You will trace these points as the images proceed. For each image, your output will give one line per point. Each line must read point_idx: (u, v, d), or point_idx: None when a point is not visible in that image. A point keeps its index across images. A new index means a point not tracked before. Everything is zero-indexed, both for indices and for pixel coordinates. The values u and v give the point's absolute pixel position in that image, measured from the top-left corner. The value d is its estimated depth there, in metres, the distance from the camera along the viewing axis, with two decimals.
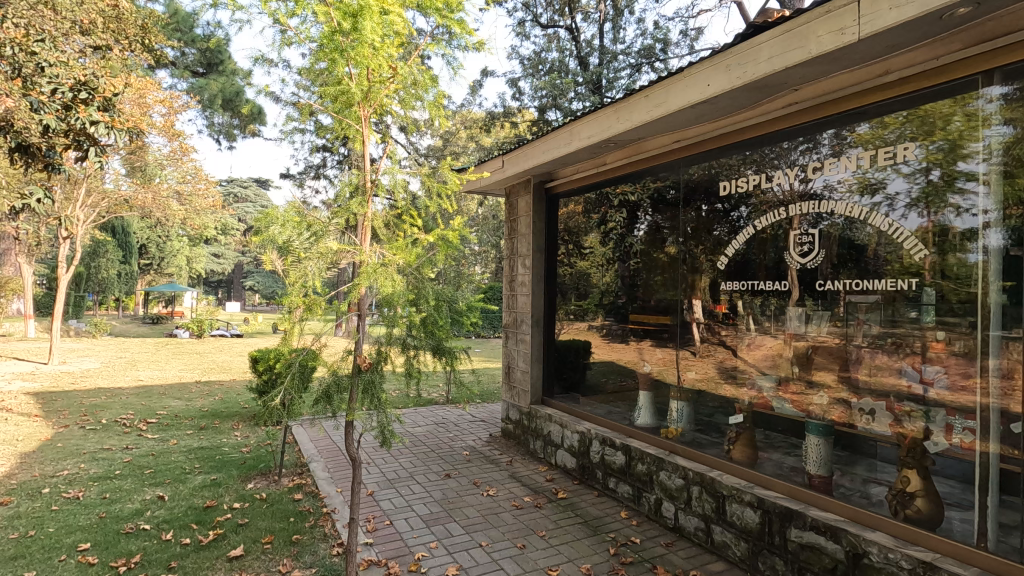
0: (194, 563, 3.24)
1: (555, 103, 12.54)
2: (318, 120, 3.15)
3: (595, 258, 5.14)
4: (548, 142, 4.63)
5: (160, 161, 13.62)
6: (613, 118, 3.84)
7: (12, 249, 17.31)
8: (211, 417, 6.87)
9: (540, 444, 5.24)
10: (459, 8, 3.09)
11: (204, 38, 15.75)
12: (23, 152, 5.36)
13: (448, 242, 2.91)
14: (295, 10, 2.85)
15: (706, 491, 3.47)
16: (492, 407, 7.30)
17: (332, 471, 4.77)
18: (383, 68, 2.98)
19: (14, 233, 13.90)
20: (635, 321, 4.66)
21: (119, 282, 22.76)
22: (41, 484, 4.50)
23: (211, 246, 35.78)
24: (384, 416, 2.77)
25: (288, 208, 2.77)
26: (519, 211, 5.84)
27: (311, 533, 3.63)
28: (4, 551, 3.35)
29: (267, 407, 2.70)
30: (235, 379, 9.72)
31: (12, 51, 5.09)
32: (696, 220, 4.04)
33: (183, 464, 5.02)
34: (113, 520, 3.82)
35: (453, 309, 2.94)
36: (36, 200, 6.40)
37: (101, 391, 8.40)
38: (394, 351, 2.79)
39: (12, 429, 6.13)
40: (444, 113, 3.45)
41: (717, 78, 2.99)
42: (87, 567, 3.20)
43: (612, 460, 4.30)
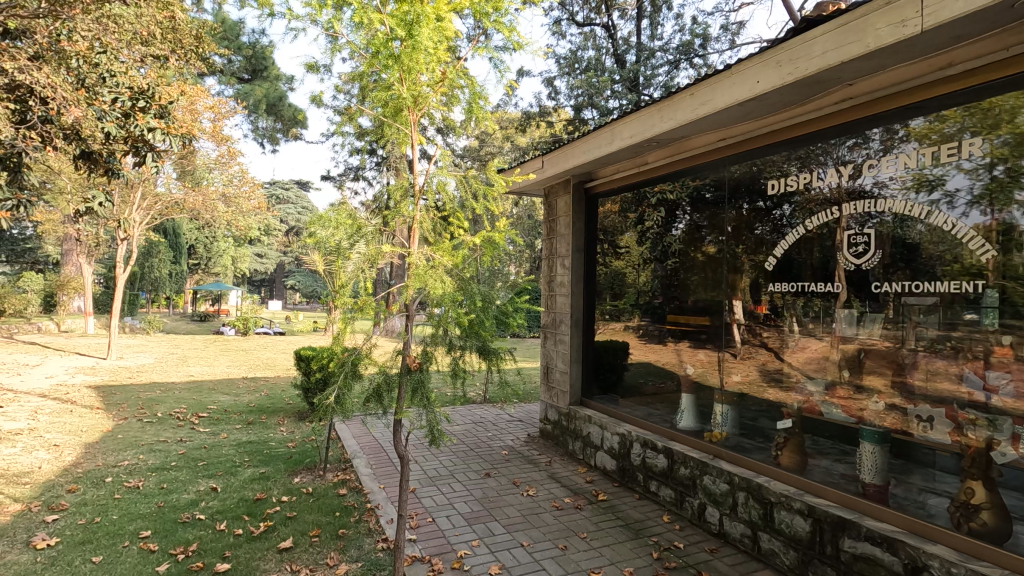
0: (246, 553, 3.37)
1: (591, 102, 12.47)
2: (359, 123, 3.22)
3: (631, 258, 5.10)
4: (589, 142, 4.60)
5: (208, 165, 14.27)
6: (656, 117, 3.78)
7: (75, 250, 18.36)
8: (258, 412, 7.12)
9: (579, 445, 5.22)
10: (507, 12, 3.11)
11: (250, 45, 16.35)
12: (86, 159, 5.75)
13: (493, 243, 2.94)
14: (349, 22, 2.94)
15: (753, 497, 3.39)
16: (530, 407, 7.31)
17: (374, 467, 4.87)
18: (432, 73, 3.03)
19: (76, 235, 14.72)
20: (673, 321, 4.61)
21: (170, 281, 23.81)
22: (104, 473, 4.75)
23: (255, 246, 36.98)
24: (433, 415, 2.82)
25: (339, 211, 2.85)
26: (558, 212, 5.80)
27: (356, 528, 3.72)
28: (74, 536, 3.55)
29: (320, 405, 2.75)
30: (279, 376, 10.02)
31: (77, 64, 5.48)
32: (737, 219, 3.95)
33: (233, 457, 5.22)
34: (171, 509, 4.00)
35: (498, 311, 2.97)
36: (99, 204, 6.78)
37: (156, 386, 8.81)
38: (440, 350, 2.83)
39: (77, 421, 6.49)
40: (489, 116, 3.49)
41: (767, 74, 2.92)
42: (149, 554, 3.36)
43: (654, 463, 4.24)
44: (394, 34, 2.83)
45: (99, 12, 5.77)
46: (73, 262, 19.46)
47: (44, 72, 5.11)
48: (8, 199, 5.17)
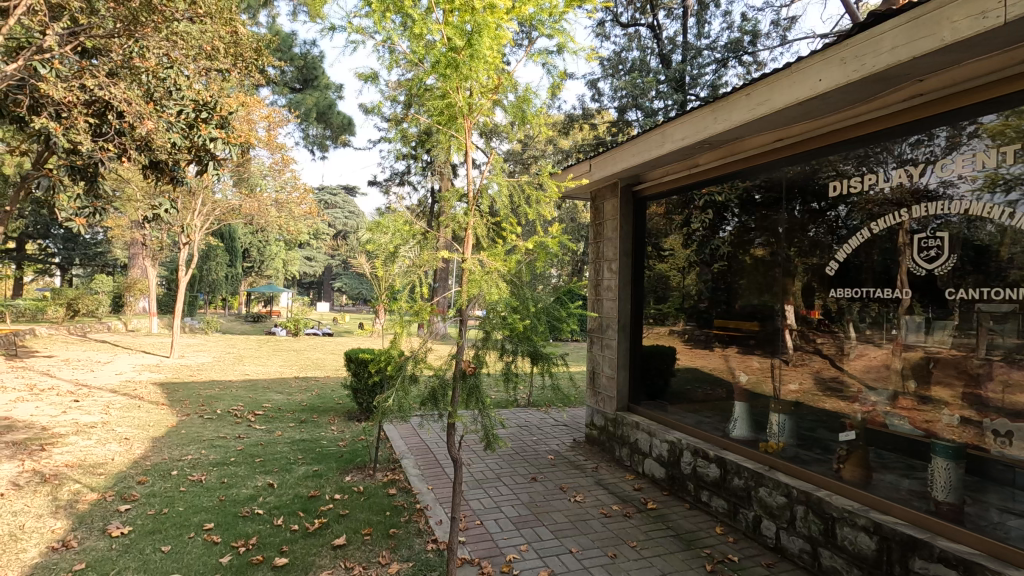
0: (303, 548, 3.48)
1: (635, 103, 12.32)
2: (405, 128, 3.29)
3: (676, 261, 5.02)
4: (638, 145, 4.53)
5: (262, 171, 14.88)
6: (710, 118, 3.69)
7: (141, 254, 19.53)
8: (310, 411, 7.36)
9: (626, 451, 5.13)
10: (563, 18, 3.10)
11: (301, 56, 16.98)
12: (154, 169, 6.15)
13: (547, 248, 2.94)
14: (405, 34, 3.03)
15: (813, 511, 3.26)
16: (576, 412, 7.26)
17: (422, 468, 4.94)
18: (490, 83, 3.09)
19: (143, 240, 15.60)
20: (722, 326, 4.50)
21: (227, 283, 24.88)
22: (171, 466, 5.01)
23: (304, 250, 38.21)
24: (488, 419, 2.85)
25: (398, 218, 2.93)
26: (605, 215, 5.70)
27: (406, 528, 3.78)
28: (144, 525, 3.76)
29: (379, 408, 2.81)
30: (330, 376, 10.34)
31: (147, 78, 5.81)
32: (789, 220, 3.83)
33: (287, 454, 5.40)
34: (232, 503, 4.17)
35: (552, 316, 2.96)
36: (165, 210, 7.19)
37: (215, 384, 9.22)
38: (492, 354, 2.86)
39: (145, 416, 6.87)
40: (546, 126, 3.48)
41: (831, 72, 2.81)
42: (212, 545, 3.51)
43: (705, 472, 4.13)
44: (453, 44, 2.88)
45: (167, 28, 5.96)
46: (140, 264, 20.61)
47: (120, 88, 5.48)
48: (83, 207, 5.62)
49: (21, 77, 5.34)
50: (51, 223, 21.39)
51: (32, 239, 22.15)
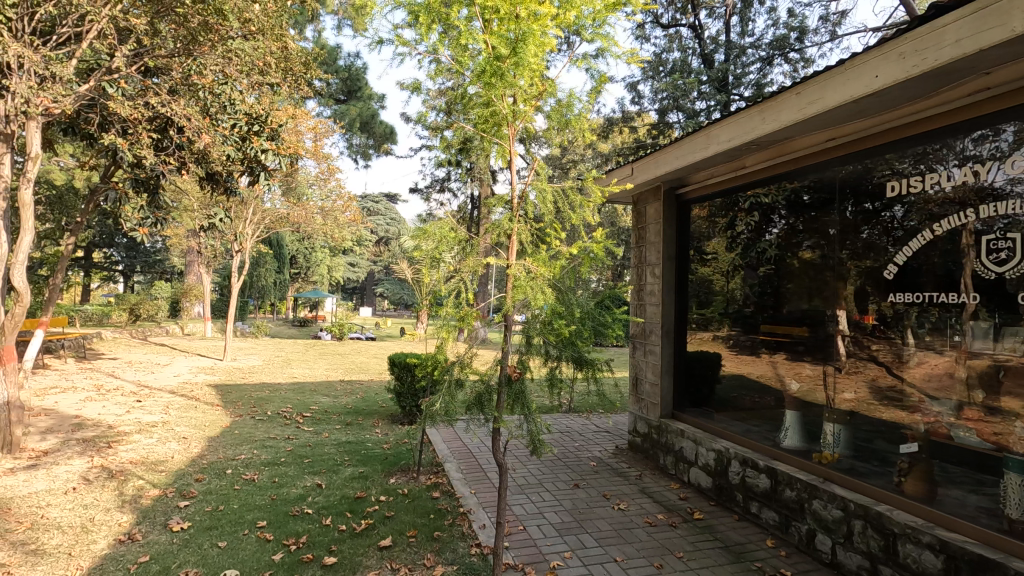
0: (351, 548, 3.56)
1: (677, 105, 12.14)
2: (444, 135, 3.36)
3: (719, 265, 4.91)
4: (682, 147, 4.45)
5: (308, 180, 15.38)
6: (758, 118, 3.60)
7: (196, 261, 20.49)
8: (355, 413, 7.53)
9: (671, 460, 5.03)
10: (606, 22, 3.09)
11: (345, 68, 17.49)
12: (211, 180, 6.64)
13: (592, 254, 2.91)
14: (449, 44, 3.08)
15: (872, 526, 3.11)
16: (618, 418, 7.16)
17: (465, 472, 4.98)
18: (535, 89, 3.12)
19: (198, 248, 16.37)
20: (769, 331, 4.37)
21: (275, 289, 25.79)
22: (225, 465, 5.22)
23: (348, 256, 39.22)
24: (534, 424, 2.86)
25: (444, 225, 2.97)
26: (648, 219, 5.59)
27: (450, 531, 3.82)
28: (202, 522, 3.93)
29: (426, 413, 2.86)
30: (374, 380, 10.56)
31: (205, 95, 6.19)
32: (841, 222, 3.69)
33: (334, 456, 5.54)
34: (283, 502, 4.31)
35: (597, 321, 2.94)
36: (219, 220, 7.53)
37: (265, 386, 9.57)
38: (536, 359, 2.87)
39: (201, 416, 7.18)
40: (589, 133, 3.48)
41: (888, 68, 2.70)
42: (265, 543, 3.64)
43: (755, 482, 4.00)
44: (498, 52, 2.90)
45: (223, 46, 6.07)
46: (195, 271, 21.59)
47: (180, 105, 5.73)
48: (146, 217, 6.22)
49: (92, 96, 5.70)
50: (115, 232, 22.72)
51: (98, 248, 23.57)
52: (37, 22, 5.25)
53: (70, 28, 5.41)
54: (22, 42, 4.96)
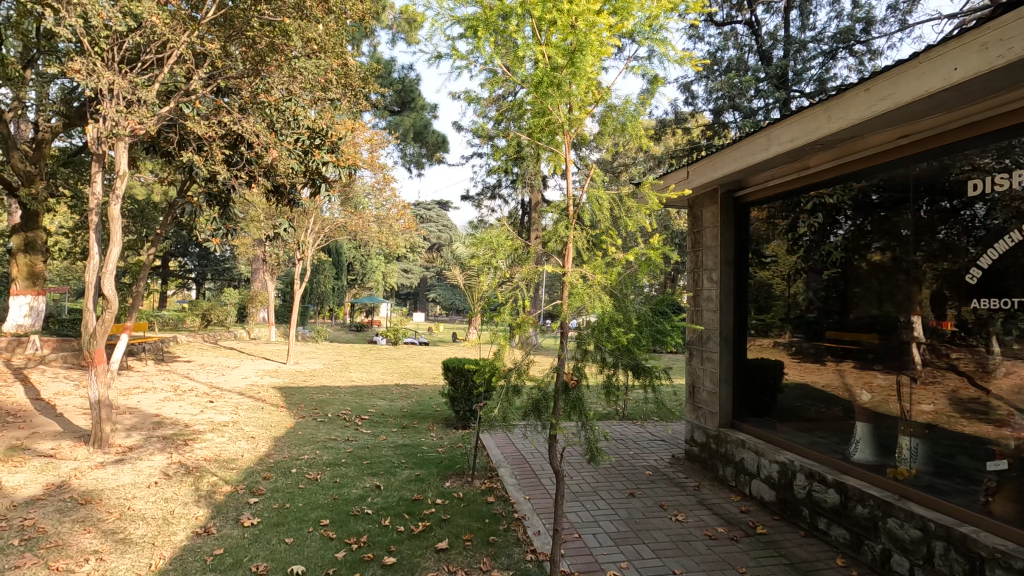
0: (409, 549, 3.65)
1: (733, 104, 11.86)
2: (495, 143, 3.42)
3: (780, 268, 4.74)
4: (741, 149, 4.32)
5: (365, 190, 15.93)
6: (823, 117, 3.46)
7: (262, 269, 21.59)
8: (411, 417, 7.70)
9: (731, 471, 4.86)
10: (662, 27, 3.08)
11: (399, 80, 18.04)
12: (276, 193, 7.02)
13: (650, 260, 2.87)
14: (503, 56, 3.16)
15: (954, 549, 2.91)
16: (675, 426, 7.00)
17: (519, 478, 4.99)
18: (590, 97, 3.14)
19: (263, 256, 17.22)
20: (835, 338, 4.18)
21: (334, 295, 26.74)
22: (291, 464, 5.47)
23: (402, 263, 40.23)
24: (591, 432, 2.86)
25: (500, 233, 3.01)
26: (704, 223, 5.44)
27: (505, 536, 3.84)
28: (270, 518, 4.12)
29: (485, 418, 2.91)
30: (428, 384, 10.77)
31: (270, 111, 6.41)
32: (916, 222, 3.49)
33: (392, 458, 5.69)
34: (344, 502, 4.47)
35: (656, 329, 2.90)
36: (284, 230, 7.91)
37: (325, 389, 9.94)
38: (592, 367, 2.89)
39: (268, 417, 7.54)
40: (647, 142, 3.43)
41: (969, 59, 2.55)
42: (329, 540, 3.78)
43: (823, 497, 3.81)
44: (554, 62, 2.96)
45: (287, 66, 6.38)
46: (261, 279, 22.73)
47: (250, 123, 6.17)
48: (219, 228, 6.74)
49: (172, 117, 6.16)
50: (189, 242, 24.25)
51: (174, 258, 25.24)
52: (125, 50, 5.69)
53: (153, 54, 5.83)
54: (112, 70, 5.39)
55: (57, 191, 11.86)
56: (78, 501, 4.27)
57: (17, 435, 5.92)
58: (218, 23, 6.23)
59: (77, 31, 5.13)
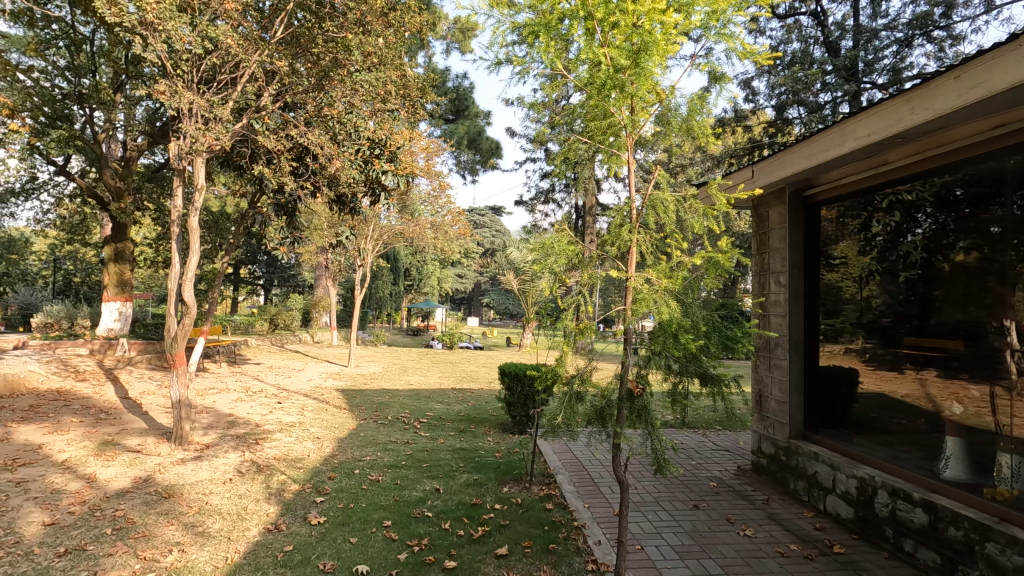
0: (469, 554, 3.66)
1: (798, 99, 11.36)
2: (549, 146, 3.46)
3: (851, 270, 4.49)
4: (811, 146, 4.10)
5: (421, 198, 16.31)
6: (905, 108, 3.22)
7: (324, 275, 22.47)
8: (468, 421, 7.78)
9: (803, 485, 4.60)
10: (730, 21, 2.99)
11: (453, 89, 18.41)
12: (339, 202, 7.29)
13: (717, 263, 2.76)
14: (564, 61, 3.16)
15: None
16: (737, 436, 6.73)
17: (578, 486, 4.93)
18: (650, 98, 3.06)
19: (326, 263, 17.94)
20: (913, 344, 3.91)
21: (392, 300, 27.45)
22: (354, 465, 5.63)
23: (456, 268, 40.85)
24: (657, 441, 2.78)
25: (561, 238, 2.96)
26: (770, 224, 5.18)
27: (565, 544, 3.79)
28: (336, 517, 4.25)
29: (548, 424, 2.89)
30: (483, 388, 10.86)
31: (332, 123, 6.73)
32: (1007, 220, 3.26)
33: (450, 462, 5.75)
34: (405, 504, 4.55)
35: (724, 335, 2.82)
36: (347, 237, 8.08)
37: (385, 392, 10.20)
38: (657, 374, 2.80)
39: (332, 418, 7.81)
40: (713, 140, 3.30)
41: None
42: (391, 542, 3.85)
43: (909, 517, 3.54)
44: (617, 63, 2.88)
45: (349, 80, 6.53)
46: (324, 285, 23.64)
47: (314, 135, 6.47)
48: (285, 236, 7.22)
49: (245, 133, 6.54)
50: (258, 250, 25.56)
51: (245, 265, 26.71)
52: (203, 71, 6.08)
53: (227, 74, 6.18)
54: (192, 90, 5.77)
55: (143, 205, 12.82)
56: (162, 495, 4.56)
57: (108, 431, 6.40)
58: (285, 41, 6.48)
59: (162, 55, 5.52)
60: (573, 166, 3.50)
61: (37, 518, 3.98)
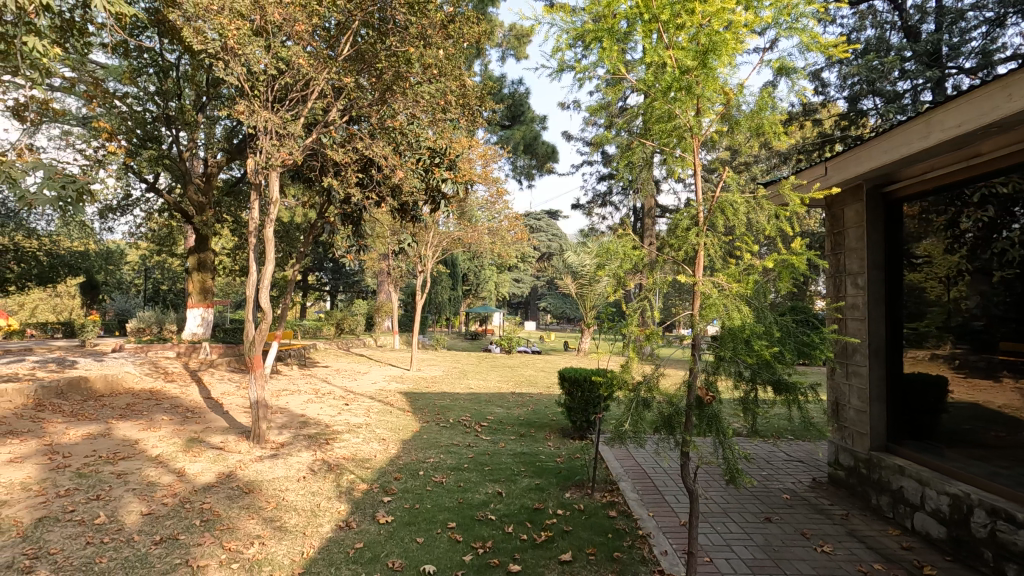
0: (532, 558, 3.68)
1: (873, 89, 10.74)
2: (608, 148, 3.44)
3: (938, 270, 4.19)
4: (891, 140, 3.86)
5: (478, 203, 16.60)
6: (1000, 97, 2.98)
7: (386, 281, 23.22)
8: (528, 425, 7.81)
9: (887, 501, 4.31)
10: (802, 14, 2.89)
11: (509, 95, 18.62)
12: (401, 212, 7.58)
13: (791, 267, 2.65)
14: (627, 62, 3.15)
15: None
16: (809, 446, 6.42)
17: (641, 493, 4.85)
18: (717, 97, 2.99)
19: (388, 269, 18.54)
20: (1009, 351, 3.59)
21: (451, 305, 27.99)
22: (418, 466, 5.77)
23: (513, 273, 41.12)
24: (729, 451, 2.69)
25: (625, 242, 2.94)
26: (846, 223, 4.90)
27: (629, 553, 3.73)
28: (402, 517, 4.37)
29: (614, 431, 2.87)
30: (543, 393, 10.87)
31: (396, 136, 7.01)
32: None
33: (511, 465, 5.79)
34: (468, 506, 4.62)
35: (799, 341, 2.70)
36: (408, 244, 8.36)
37: (446, 395, 10.41)
38: (727, 381, 2.73)
39: (396, 420, 8.05)
40: (785, 136, 3.18)
41: None
42: (456, 543, 3.93)
43: (1011, 539, 3.24)
44: (684, 65, 2.84)
45: (411, 92, 6.67)
46: (386, 291, 24.41)
47: (379, 148, 6.68)
48: (352, 244, 7.68)
49: (315, 147, 6.89)
50: (324, 258, 26.74)
51: (313, 273, 28.00)
52: (277, 90, 6.44)
53: (299, 92, 6.51)
54: (267, 109, 6.14)
55: (223, 218, 13.74)
56: (243, 490, 4.85)
57: (194, 429, 6.88)
58: (351, 58, 6.75)
59: (241, 78, 5.91)
60: (633, 168, 3.46)
61: (135, 508, 4.33)
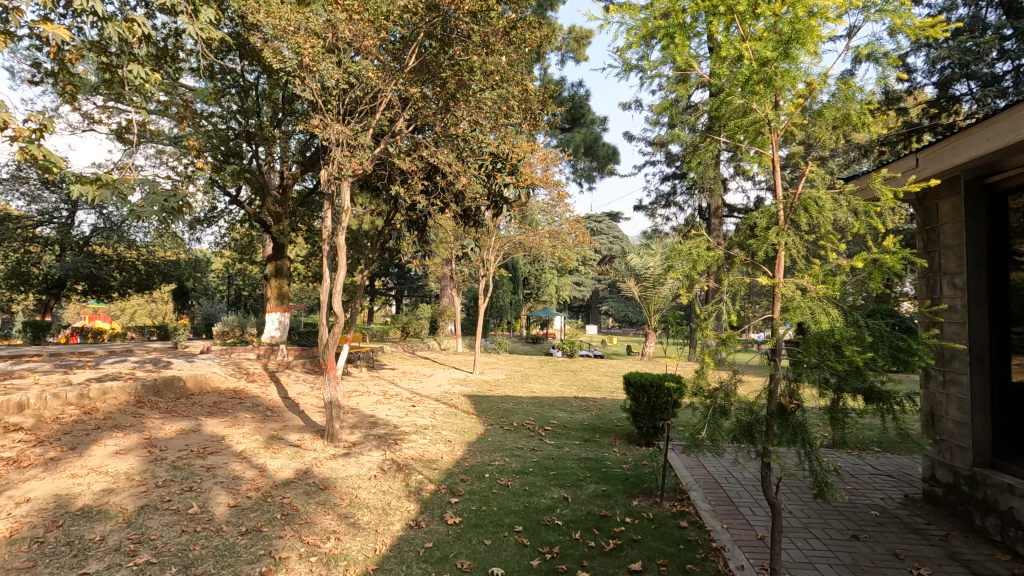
0: (601, 566, 3.62)
1: (966, 73, 9.91)
2: (675, 147, 3.35)
3: None
4: (994, 126, 3.51)
5: (539, 207, 16.65)
6: None
7: (449, 285, 23.67)
8: (592, 430, 7.71)
9: (994, 522, 3.92)
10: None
11: (569, 98, 18.56)
12: (466, 218, 7.73)
13: (884, 267, 2.47)
14: (697, 57, 3.07)
15: None
16: (900, 460, 5.95)
17: (714, 504, 4.66)
18: (798, 89, 2.85)
19: (451, 273, 18.88)
20: None
21: (512, 308, 28.14)
22: (484, 469, 5.82)
23: (574, 276, 40.86)
24: (814, 462, 2.55)
25: (699, 242, 2.83)
26: (941, 219, 4.52)
27: (703, 566, 3.59)
28: (469, 519, 4.42)
29: (688, 439, 2.78)
30: (606, 398, 10.69)
31: (459, 142, 7.17)
32: None
33: (577, 471, 5.73)
34: (535, 510, 4.61)
35: (893, 347, 2.51)
36: (471, 249, 8.51)
37: (509, 398, 10.46)
38: (810, 389, 2.58)
39: (461, 422, 8.16)
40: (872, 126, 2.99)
41: None
42: (523, 547, 3.93)
43: None
44: (762, 57, 2.73)
45: (473, 99, 6.88)
46: (449, 295, 24.86)
47: (444, 155, 6.86)
48: (417, 250, 7.89)
49: (382, 157, 7.13)
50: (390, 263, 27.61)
51: (380, 278, 28.98)
52: (348, 104, 6.70)
53: (368, 104, 6.71)
54: (339, 122, 6.43)
55: (297, 226, 14.49)
56: (319, 487, 5.07)
57: (274, 427, 7.26)
58: (415, 70, 6.90)
59: (315, 93, 6.21)
60: (703, 166, 3.35)
61: (223, 500, 4.63)
